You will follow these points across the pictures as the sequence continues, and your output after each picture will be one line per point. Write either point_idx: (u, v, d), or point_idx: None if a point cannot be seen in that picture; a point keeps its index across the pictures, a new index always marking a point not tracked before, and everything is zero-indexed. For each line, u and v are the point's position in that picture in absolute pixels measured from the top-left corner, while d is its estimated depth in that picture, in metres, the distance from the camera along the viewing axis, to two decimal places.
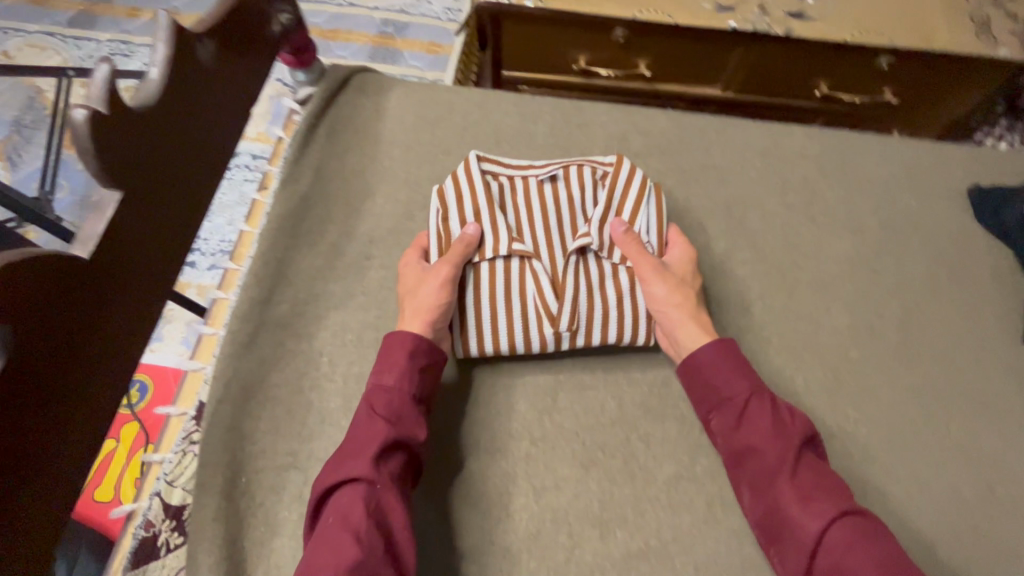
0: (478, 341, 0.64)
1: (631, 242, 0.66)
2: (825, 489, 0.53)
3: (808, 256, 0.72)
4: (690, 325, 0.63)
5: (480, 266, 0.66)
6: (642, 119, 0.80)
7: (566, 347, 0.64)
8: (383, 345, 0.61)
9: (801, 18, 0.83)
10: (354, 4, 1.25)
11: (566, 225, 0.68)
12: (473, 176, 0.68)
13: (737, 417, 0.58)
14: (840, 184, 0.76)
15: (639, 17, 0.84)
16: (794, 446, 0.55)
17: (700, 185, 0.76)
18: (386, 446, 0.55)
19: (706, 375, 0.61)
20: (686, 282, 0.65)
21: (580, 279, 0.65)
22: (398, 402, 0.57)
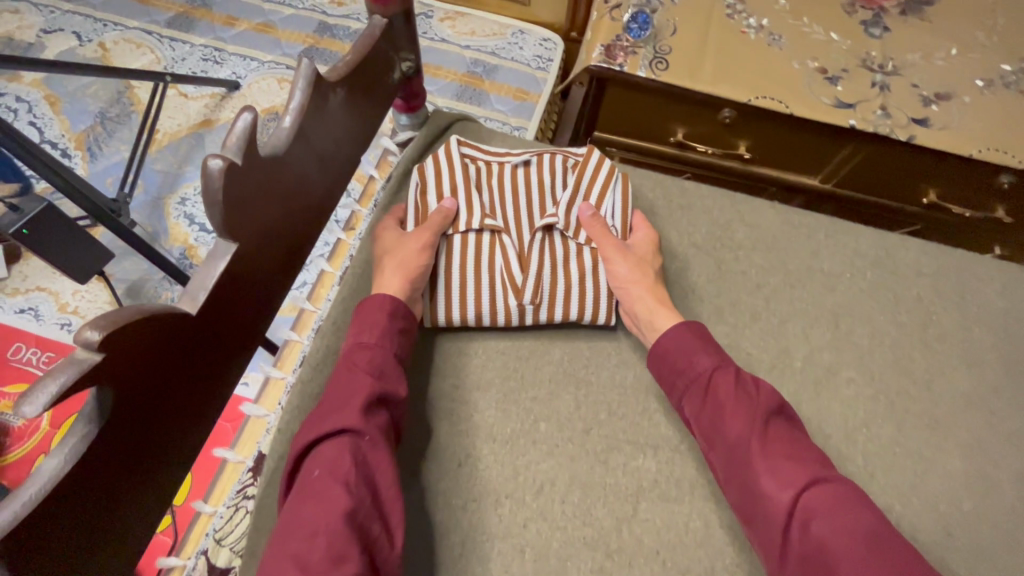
0: (445, 309, 0.65)
1: (592, 222, 0.69)
2: (796, 459, 0.53)
3: (921, 385, 0.66)
4: (644, 306, 0.65)
5: (454, 237, 0.68)
6: (748, 210, 0.76)
7: (530, 322, 0.66)
8: (362, 303, 0.62)
9: (925, 125, 0.80)
10: (446, 40, 1.25)
11: (537, 207, 0.71)
12: (452, 155, 0.71)
13: (704, 394, 0.58)
14: (959, 310, 0.70)
15: (753, 102, 0.82)
16: (759, 417, 0.55)
17: (806, 289, 0.71)
18: (360, 371, 0.55)
19: (673, 352, 0.61)
20: (644, 261, 0.68)
21: (545, 254, 0.67)
22: (371, 330, 0.59)
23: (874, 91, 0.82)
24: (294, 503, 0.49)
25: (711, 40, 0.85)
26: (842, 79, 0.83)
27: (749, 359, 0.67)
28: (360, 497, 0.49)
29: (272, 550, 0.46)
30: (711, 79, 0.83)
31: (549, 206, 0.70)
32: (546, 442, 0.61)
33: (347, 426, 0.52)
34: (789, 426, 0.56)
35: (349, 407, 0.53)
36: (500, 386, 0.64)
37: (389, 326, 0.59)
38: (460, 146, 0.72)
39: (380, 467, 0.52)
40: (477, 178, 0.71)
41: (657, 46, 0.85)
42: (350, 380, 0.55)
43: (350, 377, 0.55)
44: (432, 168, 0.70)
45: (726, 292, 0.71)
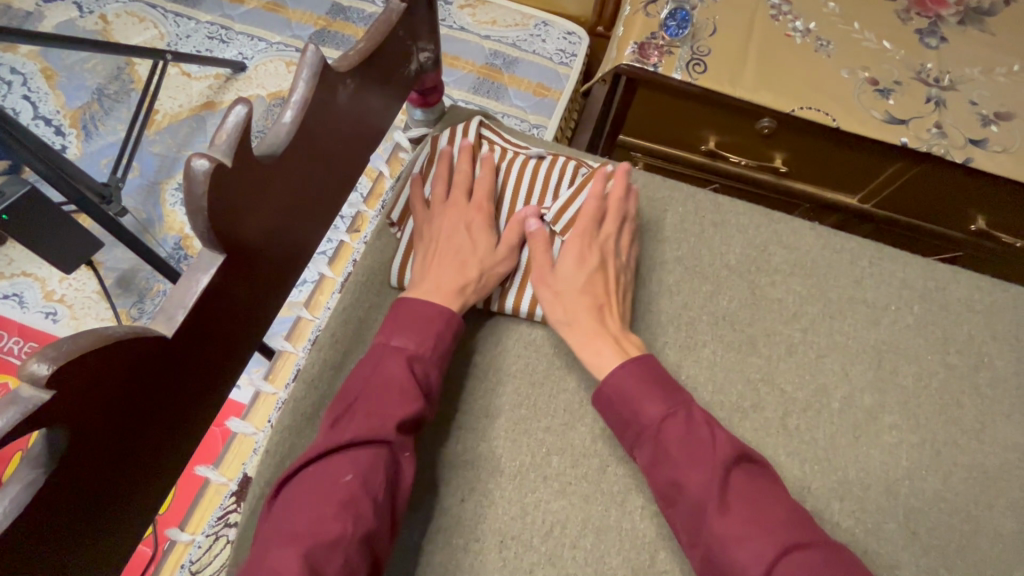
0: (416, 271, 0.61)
1: (537, 228, 0.63)
2: (759, 527, 0.45)
3: (970, 435, 0.60)
4: (581, 319, 0.58)
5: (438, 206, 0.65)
6: (786, 229, 0.70)
7: (495, 306, 0.62)
8: (410, 298, 0.56)
9: (983, 147, 0.74)
10: (466, 28, 1.19)
11: (535, 197, 0.67)
12: (469, 130, 0.68)
13: (653, 448, 0.51)
14: (1013, 353, 0.64)
15: (796, 112, 0.75)
16: (718, 476, 0.48)
17: (847, 321, 0.65)
18: (410, 379, 0.51)
19: (618, 390, 0.54)
20: (568, 287, 0.60)
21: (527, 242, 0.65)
22: (420, 338, 0.54)
23: (929, 107, 0.76)
24: (306, 502, 0.44)
25: (755, 43, 0.79)
26: (895, 92, 0.76)
27: (784, 397, 0.61)
28: (381, 520, 0.45)
29: (277, 549, 0.41)
30: (752, 86, 0.76)
31: (548, 199, 0.67)
32: (559, 478, 0.56)
33: (388, 439, 0.48)
34: (754, 478, 0.49)
35: (392, 419, 0.48)
36: (509, 413, 0.58)
37: (442, 341, 0.55)
38: (480, 127, 0.70)
39: (402, 490, 0.48)
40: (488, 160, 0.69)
41: (695, 47, 0.78)
42: (394, 384, 0.50)
43: (397, 381, 0.50)
44: (445, 138, 0.68)
45: (760, 319, 0.65)
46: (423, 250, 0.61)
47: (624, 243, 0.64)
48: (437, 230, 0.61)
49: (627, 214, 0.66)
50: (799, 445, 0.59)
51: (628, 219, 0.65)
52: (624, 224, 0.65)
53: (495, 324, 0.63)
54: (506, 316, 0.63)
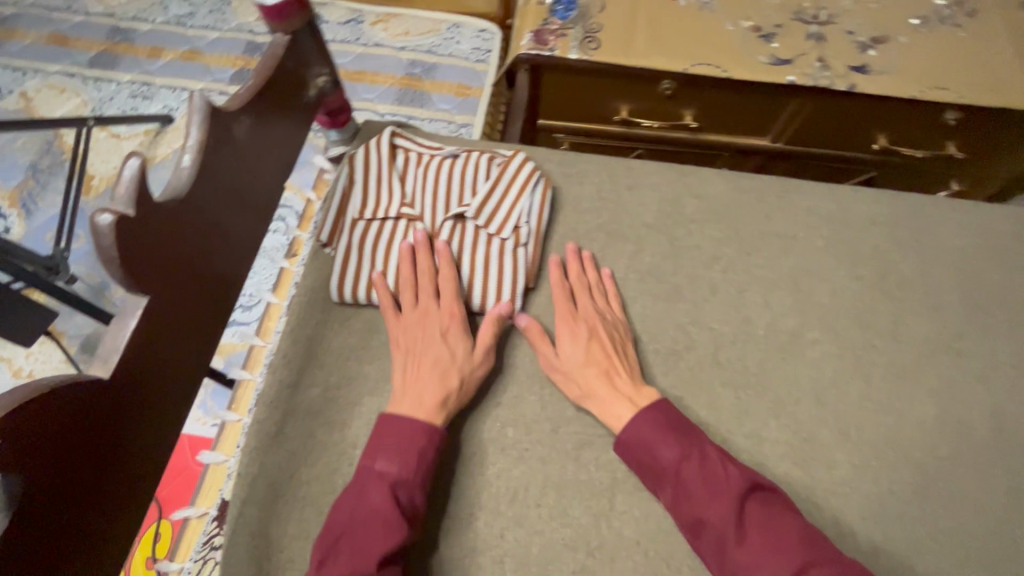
0: (354, 285, 0.64)
1: (527, 321, 0.63)
2: (775, 551, 0.49)
3: (884, 336, 0.65)
4: (597, 390, 0.59)
5: (362, 222, 0.67)
6: (696, 181, 0.75)
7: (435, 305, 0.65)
8: (394, 415, 0.57)
9: (864, 72, 0.79)
10: (380, 43, 1.22)
11: (455, 195, 0.69)
12: (381, 144, 0.70)
13: (673, 488, 0.55)
14: (915, 255, 0.70)
15: (689, 70, 0.80)
16: (734, 507, 0.52)
17: (762, 255, 0.70)
18: (394, 510, 0.51)
19: (634, 438, 0.57)
20: (578, 363, 0.61)
21: (455, 238, 0.66)
22: (403, 462, 0.54)
23: (810, 43, 0.81)
24: None
25: (642, 12, 0.83)
26: (777, 35, 0.81)
27: (711, 334, 0.66)
28: None
29: None
30: (645, 53, 0.81)
31: (468, 195, 0.68)
32: (516, 447, 0.60)
33: None
34: (767, 505, 0.52)
35: (375, 555, 0.49)
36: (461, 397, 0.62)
37: (425, 461, 0.55)
38: (393, 137, 0.72)
39: None
40: (404, 167, 0.71)
41: (587, 25, 0.83)
42: (377, 518, 0.51)
43: (382, 515, 0.51)
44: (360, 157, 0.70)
45: (682, 269, 0.69)
46: (404, 363, 0.61)
47: (602, 304, 0.66)
48: (416, 341, 0.61)
49: (594, 279, 0.68)
50: (731, 375, 0.64)
51: (598, 284, 0.67)
52: (596, 290, 0.67)
53: None
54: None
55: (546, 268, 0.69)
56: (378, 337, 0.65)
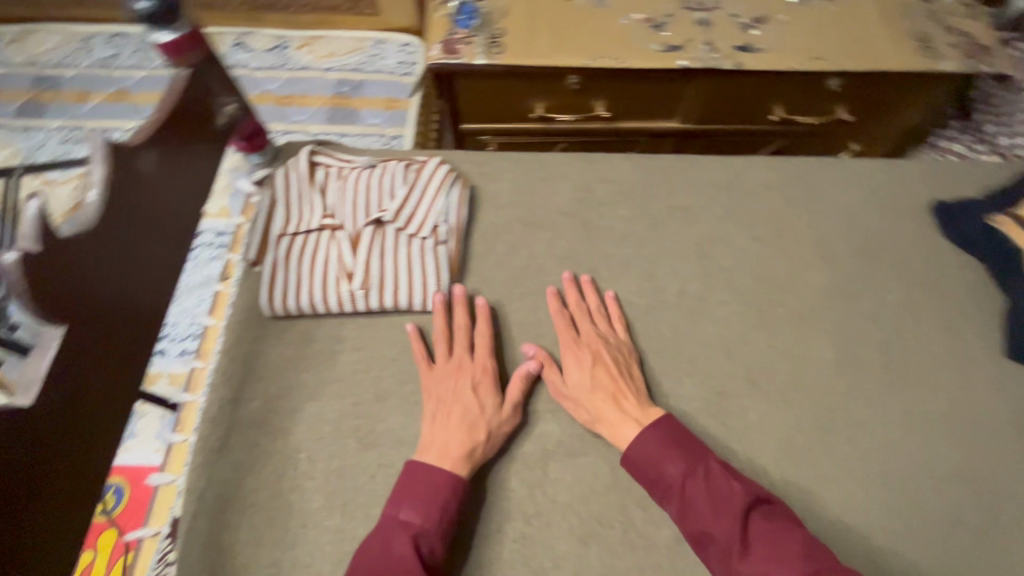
0: (283, 297, 0.67)
1: (545, 359, 0.66)
2: (779, 564, 0.51)
3: (784, 290, 0.71)
4: (605, 414, 0.61)
5: (286, 237, 0.70)
6: (605, 167, 0.80)
7: (364, 307, 0.68)
8: (420, 463, 0.59)
9: (748, 51, 0.85)
10: (307, 66, 1.25)
11: (375, 202, 0.72)
12: (299, 163, 0.74)
13: (679, 505, 0.56)
14: (807, 214, 0.76)
15: (590, 64, 0.85)
16: (739, 521, 0.53)
17: (669, 228, 0.75)
18: (415, 560, 0.52)
19: (640, 456, 0.58)
20: (587, 390, 0.62)
21: (376, 243, 0.69)
22: (426, 512, 0.55)
23: (698, 29, 0.87)
24: None
25: (542, 14, 0.89)
26: (667, 24, 0.87)
27: (627, 306, 0.71)
28: None
29: None
30: (547, 52, 0.86)
31: (386, 201, 0.72)
32: None
33: None
34: (773, 519, 0.54)
35: None
36: (397, 391, 0.66)
37: (448, 516, 0.56)
38: (312, 155, 0.75)
39: None
40: (324, 181, 0.74)
41: (491, 31, 0.87)
42: (400, 567, 0.51)
43: (403, 564, 0.51)
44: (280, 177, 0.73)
45: (596, 249, 0.74)
46: (433, 413, 0.62)
47: (605, 326, 0.68)
48: (445, 392, 0.63)
49: (595, 304, 0.70)
50: (647, 342, 0.68)
51: (600, 308, 0.69)
52: (599, 315, 0.69)
53: (370, 322, 0.70)
54: (377, 313, 0.69)
55: (470, 262, 0.73)
56: (313, 346, 0.68)
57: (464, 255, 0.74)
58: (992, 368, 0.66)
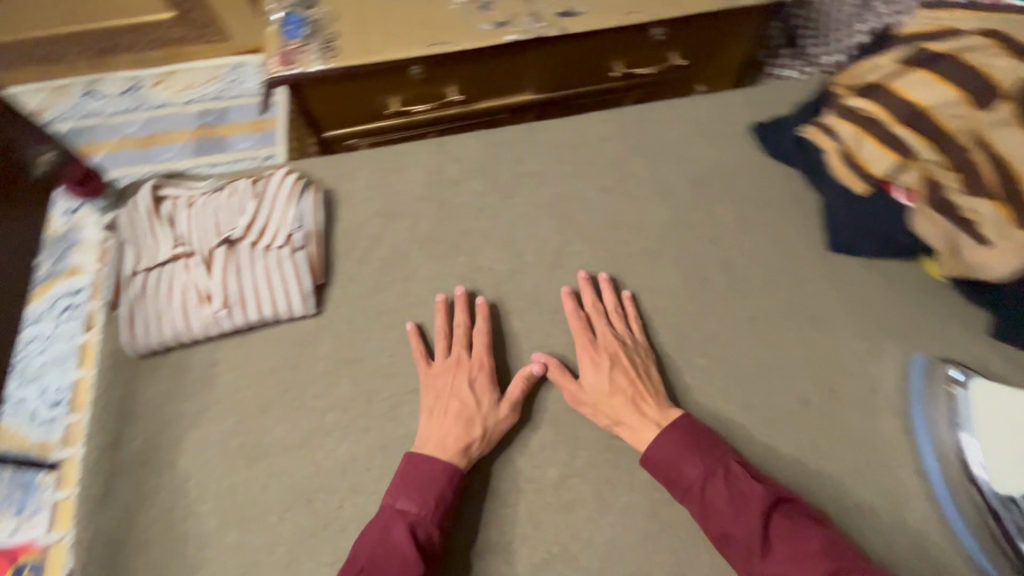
0: (145, 332, 0.68)
1: (547, 359, 0.67)
2: (801, 563, 0.51)
3: (631, 230, 0.76)
4: (625, 417, 0.62)
5: (139, 273, 0.70)
6: (453, 147, 0.83)
7: (230, 327, 0.69)
8: (418, 454, 0.60)
9: (570, 16, 0.90)
10: (166, 103, 1.22)
11: (225, 222, 0.73)
12: (142, 198, 0.73)
13: (700, 505, 0.56)
14: (644, 156, 0.81)
15: (425, 52, 0.88)
16: (759, 521, 0.53)
17: (521, 193, 0.79)
18: (412, 548, 0.54)
19: (659, 457, 0.59)
20: (603, 391, 0.63)
21: (231, 262, 0.70)
22: (422, 499, 0.57)
23: (522, 3, 0.91)
24: None
25: (371, 12, 0.90)
26: (492, 3, 0.91)
27: (491, 274, 0.74)
28: None
29: None
30: (382, 47, 0.88)
31: (236, 220, 0.72)
32: (338, 428, 0.65)
33: None
34: (793, 517, 0.54)
35: None
36: (278, 402, 0.67)
37: (444, 501, 0.58)
38: (156, 189, 0.75)
39: None
40: (171, 212, 0.74)
41: (324, 36, 0.89)
42: (397, 553, 0.54)
43: (401, 551, 0.54)
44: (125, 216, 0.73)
45: (455, 227, 0.77)
46: (431, 409, 0.64)
47: (621, 328, 0.69)
48: (443, 390, 0.65)
49: (611, 305, 0.70)
50: (513, 304, 0.72)
51: (616, 306, 0.70)
52: (614, 313, 0.69)
53: (243, 340, 0.70)
54: (246, 329, 0.70)
55: (335, 263, 0.75)
56: (189, 375, 0.69)
57: (326, 256, 0.75)
58: (821, 263, 0.73)
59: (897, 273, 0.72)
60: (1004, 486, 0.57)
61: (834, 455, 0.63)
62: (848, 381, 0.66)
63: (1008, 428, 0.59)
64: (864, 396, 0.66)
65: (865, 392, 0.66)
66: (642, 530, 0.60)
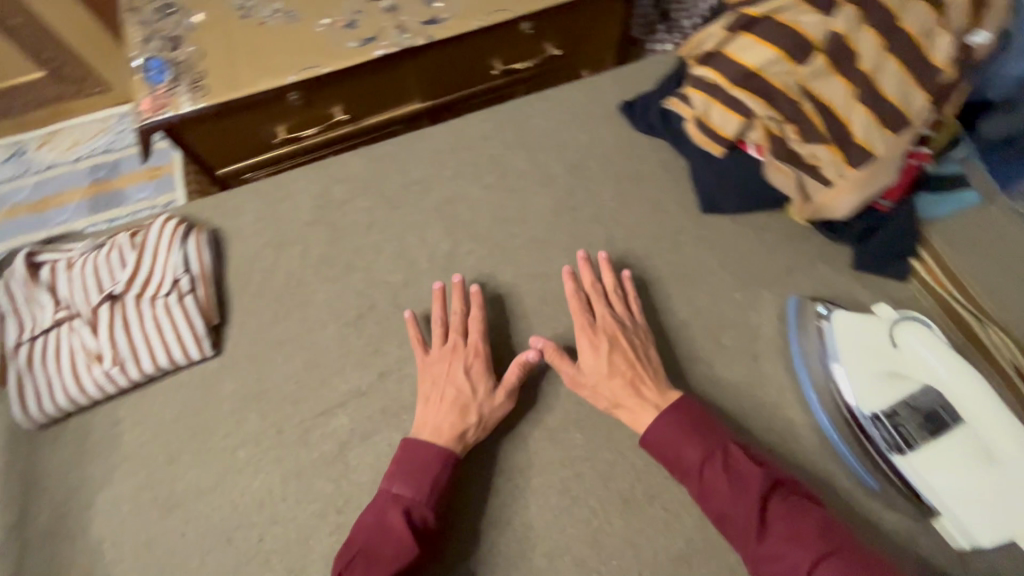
0: (37, 402, 0.67)
1: (547, 343, 0.67)
2: (795, 543, 0.53)
3: (518, 222, 0.78)
4: (624, 400, 0.63)
5: (24, 344, 0.69)
6: (336, 168, 0.83)
7: (126, 382, 0.68)
8: (415, 440, 0.62)
9: (435, 23, 0.92)
10: (54, 164, 1.18)
11: (107, 278, 0.72)
12: (16, 267, 0.72)
13: (699, 486, 0.58)
14: (522, 149, 0.83)
15: (297, 78, 0.88)
16: (756, 503, 0.55)
17: (407, 203, 0.80)
18: (407, 529, 0.57)
19: (659, 440, 0.61)
20: (602, 373, 0.64)
21: (118, 317, 0.70)
22: (417, 483, 0.60)
23: (387, 16, 0.92)
24: None
25: (237, 45, 0.90)
26: (358, 20, 0.92)
27: (386, 286, 0.75)
28: None
29: None
30: (252, 79, 0.88)
31: (118, 274, 0.72)
32: (249, 463, 0.66)
33: None
34: (789, 500, 0.56)
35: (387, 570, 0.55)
36: (186, 448, 0.67)
37: (438, 485, 0.60)
38: (32, 256, 0.74)
39: None
40: (51, 277, 0.73)
41: (192, 76, 0.88)
42: (393, 535, 0.56)
43: (396, 531, 0.56)
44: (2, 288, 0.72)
45: (346, 246, 0.78)
46: (427, 395, 0.66)
47: (621, 310, 0.70)
48: (438, 376, 0.67)
49: (612, 286, 0.71)
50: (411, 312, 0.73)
51: (616, 288, 0.71)
52: (615, 295, 0.70)
53: (144, 393, 0.70)
54: (145, 382, 0.70)
55: (229, 301, 0.75)
56: (91, 438, 0.68)
57: (220, 296, 0.75)
58: (697, 225, 0.77)
59: (766, 225, 0.77)
60: (867, 404, 0.62)
61: (726, 404, 0.66)
62: (731, 332, 0.70)
63: (861, 349, 0.64)
64: (748, 344, 0.70)
65: (748, 339, 0.70)
66: (554, 506, 0.63)
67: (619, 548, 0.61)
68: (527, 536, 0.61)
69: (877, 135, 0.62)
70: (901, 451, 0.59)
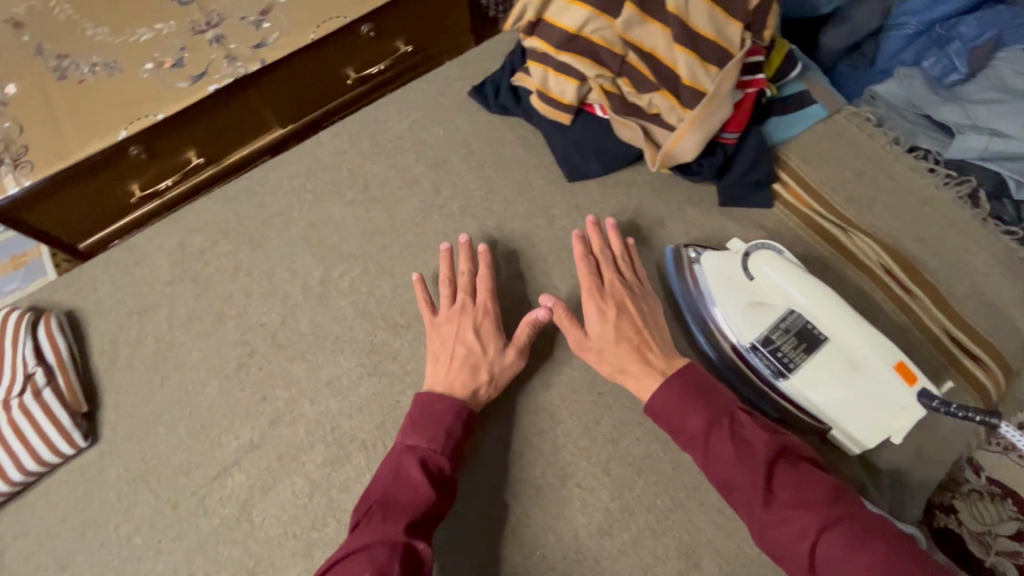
0: None
1: (558, 307, 0.65)
2: (803, 507, 0.51)
3: (389, 232, 0.76)
4: (630, 366, 0.62)
5: None
6: (190, 216, 0.79)
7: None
8: (430, 395, 0.62)
9: (264, 45, 0.87)
10: None
11: None
12: None
13: (704, 454, 0.57)
14: (381, 156, 0.81)
15: (129, 131, 0.83)
16: (762, 468, 0.54)
17: (271, 237, 0.77)
18: (424, 478, 0.56)
19: (662, 406, 0.59)
20: (608, 342, 0.63)
21: None
22: (431, 435, 0.59)
23: (214, 47, 0.87)
24: None
25: (56, 108, 0.83)
26: (185, 57, 0.87)
27: (262, 329, 0.72)
28: None
29: None
30: (80, 142, 0.81)
31: None
32: (148, 547, 0.62)
33: (400, 538, 0.52)
34: (796, 465, 0.54)
35: (404, 520, 0.54)
36: (78, 549, 0.62)
37: (453, 437, 0.59)
38: None
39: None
40: None
41: (12, 152, 0.81)
42: (411, 484, 0.56)
43: (414, 480, 0.56)
44: None
45: (215, 295, 0.74)
46: (438, 356, 0.65)
47: (630, 276, 0.68)
48: (448, 336, 0.66)
49: (620, 249, 0.70)
50: (294, 349, 0.70)
51: (623, 253, 0.69)
52: (623, 259, 0.69)
53: (23, 503, 0.65)
54: (21, 490, 0.65)
55: (99, 383, 0.70)
56: None
57: (87, 380, 0.70)
58: (567, 195, 0.76)
59: (633, 180, 0.76)
60: (746, 336, 0.62)
61: None
62: None
63: (728, 284, 0.64)
64: None
65: None
66: (471, 511, 0.61)
67: (541, 535, 0.60)
68: (453, 547, 0.60)
69: (700, 72, 0.63)
70: (784, 375, 0.60)
